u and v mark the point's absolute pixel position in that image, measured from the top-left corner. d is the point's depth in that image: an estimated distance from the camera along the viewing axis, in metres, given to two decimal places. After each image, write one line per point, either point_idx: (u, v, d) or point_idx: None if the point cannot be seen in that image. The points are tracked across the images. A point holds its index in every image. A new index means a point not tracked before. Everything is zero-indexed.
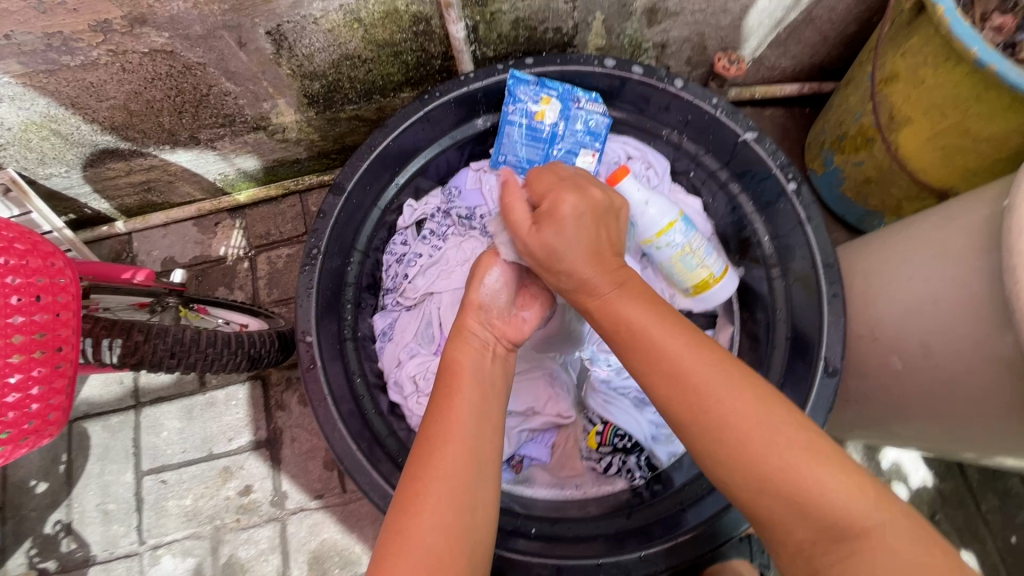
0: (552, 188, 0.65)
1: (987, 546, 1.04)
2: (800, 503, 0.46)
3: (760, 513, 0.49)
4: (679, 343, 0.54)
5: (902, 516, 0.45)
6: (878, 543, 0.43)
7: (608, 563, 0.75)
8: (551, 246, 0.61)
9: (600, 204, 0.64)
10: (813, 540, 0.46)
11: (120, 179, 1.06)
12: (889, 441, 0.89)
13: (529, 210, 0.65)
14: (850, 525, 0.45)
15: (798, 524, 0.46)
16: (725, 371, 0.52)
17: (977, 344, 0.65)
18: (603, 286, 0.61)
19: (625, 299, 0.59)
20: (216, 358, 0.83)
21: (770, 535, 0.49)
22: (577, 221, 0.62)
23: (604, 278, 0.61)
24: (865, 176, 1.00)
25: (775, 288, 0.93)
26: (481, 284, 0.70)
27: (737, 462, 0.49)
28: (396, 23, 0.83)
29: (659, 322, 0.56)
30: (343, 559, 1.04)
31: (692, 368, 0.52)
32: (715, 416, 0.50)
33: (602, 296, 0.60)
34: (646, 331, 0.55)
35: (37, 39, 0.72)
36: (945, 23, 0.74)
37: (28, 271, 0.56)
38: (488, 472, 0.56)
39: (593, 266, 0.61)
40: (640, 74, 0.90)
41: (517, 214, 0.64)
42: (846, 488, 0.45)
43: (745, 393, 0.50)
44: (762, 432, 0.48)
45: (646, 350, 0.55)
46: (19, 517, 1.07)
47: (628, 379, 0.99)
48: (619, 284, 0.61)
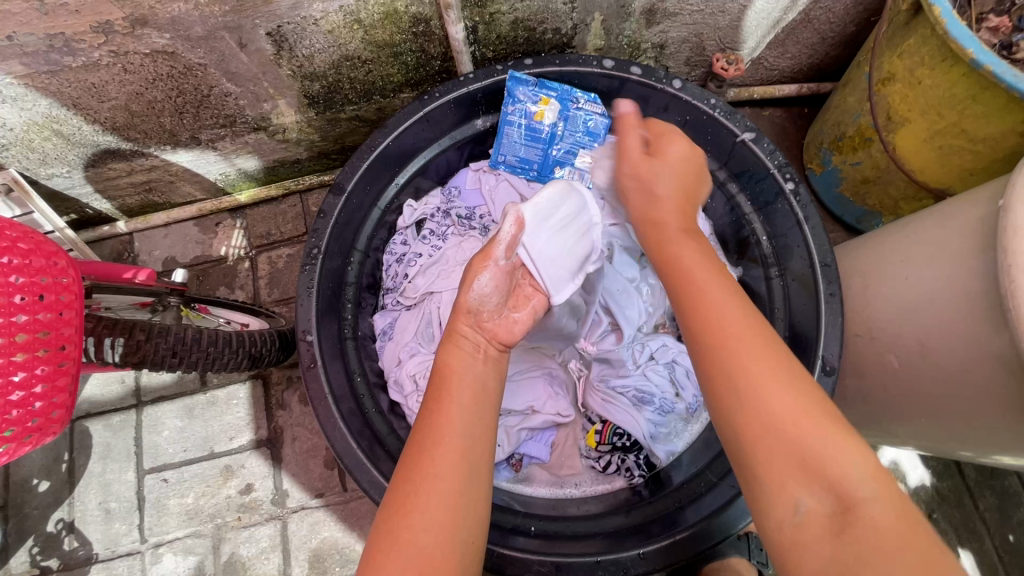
0: (662, 133, 0.72)
1: (985, 544, 1.04)
2: (807, 464, 0.46)
3: (756, 467, 0.47)
4: (719, 285, 0.55)
5: (894, 492, 0.45)
6: (872, 517, 0.43)
7: (606, 561, 0.76)
8: (648, 177, 0.68)
9: (698, 162, 0.70)
10: (809, 501, 0.45)
11: (121, 180, 1.07)
12: (886, 439, 0.89)
13: (639, 144, 0.72)
14: (848, 492, 0.44)
15: (798, 485, 0.46)
16: (754, 322, 0.52)
17: (971, 347, 0.65)
18: (670, 225, 0.63)
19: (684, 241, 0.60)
20: (217, 358, 0.84)
21: (758, 495, 0.48)
22: (678, 164, 0.68)
23: (676, 219, 0.63)
24: (862, 176, 1.01)
25: (773, 288, 0.94)
26: (471, 288, 0.69)
27: (747, 420, 0.48)
28: (396, 24, 0.84)
29: (703, 263, 0.57)
30: (344, 557, 1.05)
31: (728, 309, 0.53)
32: (740, 360, 0.50)
33: (670, 234, 0.62)
34: (686, 272, 0.57)
35: (40, 40, 0.73)
36: (941, 24, 0.74)
37: (32, 271, 0.57)
38: (482, 473, 0.56)
39: (676, 207, 0.65)
40: (639, 74, 0.91)
41: (630, 143, 0.72)
42: (852, 459, 0.45)
43: (771, 344, 0.51)
44: (783, 386, 0.48)
45: (689, 285, 0.56)
46: (21, 516, 1.07)
47: (627, 378, 0.97)
48: (688, 228, 0.63)
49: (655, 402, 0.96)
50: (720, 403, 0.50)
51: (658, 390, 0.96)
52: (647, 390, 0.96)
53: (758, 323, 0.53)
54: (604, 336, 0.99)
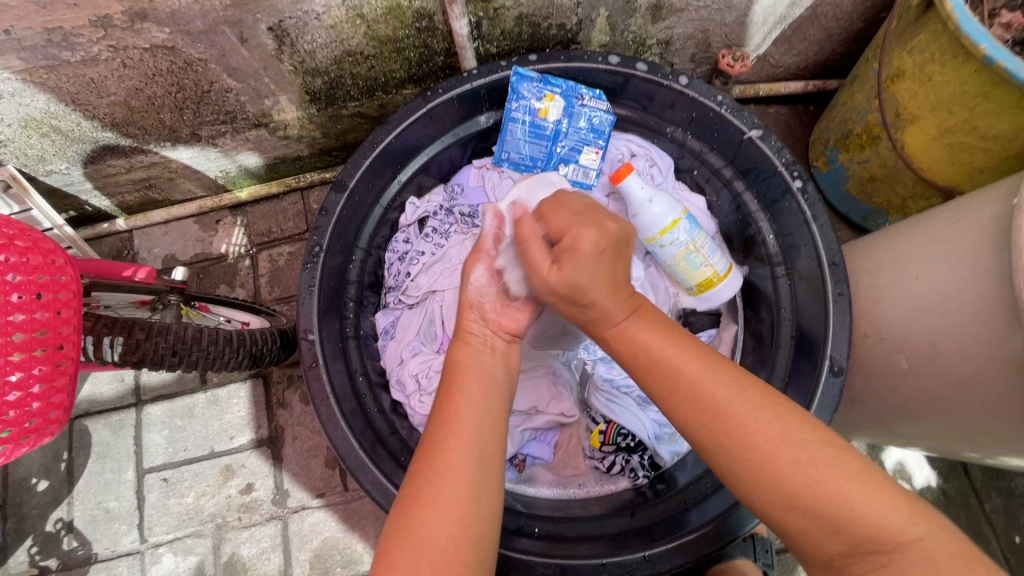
0: (569, 225, 0.62)
1: (991, 546, 1.03)
2: (830, 521, 0.47)
3: (784, 523, 0.49)
4: (700, 370, 0.54)
5: (936, 524, 0.46)
6: (915, 558, 0.44)
7: (611, 563, 0.75)
8: (573, 287, 0.59)
9: (617, 237, 0.62)
10: (841, 553, 0.47)
11: (120, 176, 1.06)
12: (894, 441, 0.88)
13: (546, 253, 0.61)
14: (884, 541, 0.45)
15: (827, 538, 0.47)
16: (742, 393, 0.52)
17: (985, 342, 0.65)
18: (617, 314, 0.60)
19: (642, 328, 0.59)
20: (218, 357, 0.82)
21: (793, 539, 0.50)
22: (598, 258, 0.59)
23: (619, 307, 0.60)
24: (870, 174, 1.00)
25: (780, 287, 0.92)
26: (467, 285, 0.69)
27: (770, 488, 0.49)
28: (398, 19, 0.83)
29: (676, 346, 0.56)
30: (346, 557, 1.04)
31: (714, 396, 0.52)
32: (742, 440, 0.50)
33: (618, 324, 0.60)
34: (659, 363, 0.56)
35: (37, 34, 0.72)
36: (953, 20, 0.73)
37: (29, 269, 0.56)
38: (494, 466, 0.56)
39: (609, 296, 0.60)
40: (645, 71, 0.89)
41: (535, 258, 0.61)
42: (884, 508, 0.46)
43: (768, 408, 0.51)
44: (794, 458, 0.48)
45: (669, 376, 0.55)
46: (20, 515, 1.06)
47: (633, 378, 0.98)
48: (632, 313, 0.60)
49: None
50: (739, 484, 0.51)
51: None
52: None
53: (748, 395, 0.52)
54: None
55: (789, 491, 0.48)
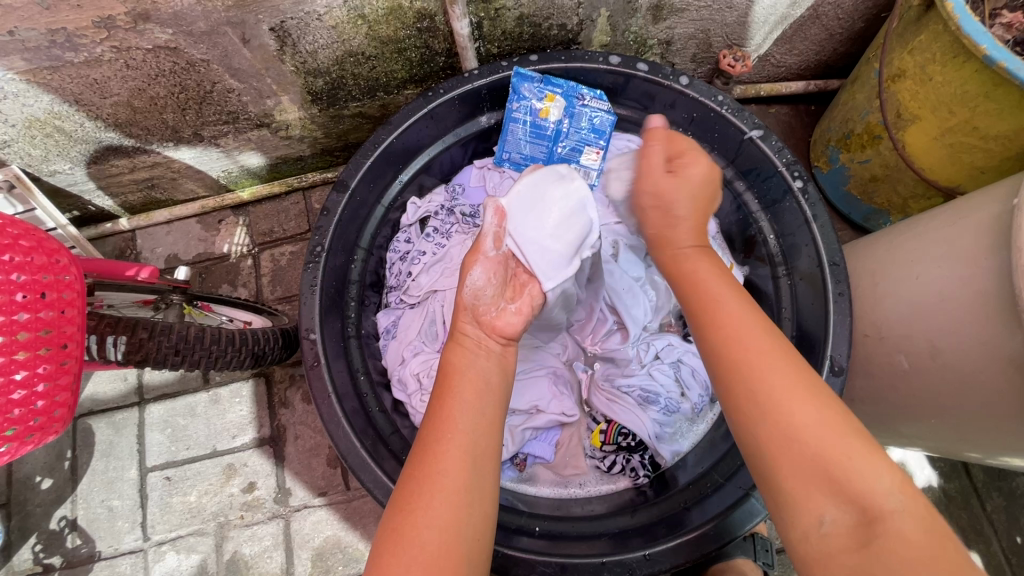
0: (685, 151, 0.73)
1: (992, 545, 1.03)
2: (829, 475, 0.46)
3: (779, 482, 0.48)
4: (742, 310, 0.57)
5: (920, 504, 0.45)
6: (897, 529, 0.43)
7: (612, 562, 0.75)
8: (664, 197, 0.71)
9: (717, 178, 0.73)
10: (834, 517, 0.46)
11: (124, 176, 1.06)
12: (894, 440, 0.89)
13: (661, 163, 0.73)
14: (872, 507, 0.45)
15: (822, 498, 0.46)
16: (772, 342, 0.54)
17: (984, 344, 0.65)
18: (682, 242, 0.68)
19: (705, 262, 0.65)
20: (220, 356, 0.83)
21: (781, 504, 0.48)
22: (701, 184, 0.71)
23: (689, 235, 0.68)
24: (871, 174, 1.00)
25: (780, 287, 0.93)
26: (463, 286, 0.70)
27: (773, 434, 0.49)
28: (400, 19, 0.83)
29: (724, 284, 0.61)
30: (347, 556, 1.04)
31: (746, 335, 0.54)
32: (760, 381, 0.51)
33: (687, 249, 0.67)
34: (709, 295, 0.60)
35: (41, 35, 0.72)
36: (953, 20, 0.74)
37: (34, 269, 0.56)
38: (487, 469, 0.56)
39: (692, 222, 0.69)
40: (645, 71, 0.89)
41: (652, 160, 0.73)
42: (876, 473, 0.46)
43: (790, 361, 0.53)
44: (806, 410, 0.49)
45: (713, 306, 0.58)
46: (24, 513, 1.07)
47: (632, 378, 0.96)
48: (700, 245, 0.68)
49: (660, 402, 0.94)
50: (742, 424, 0.51)
51: (664, 389, 0.95)
52: (652, 389, 0.95)
53: (777, 342, 0.54)
54: (610, 335, 1.01)
55: (791, 442, 0.48)
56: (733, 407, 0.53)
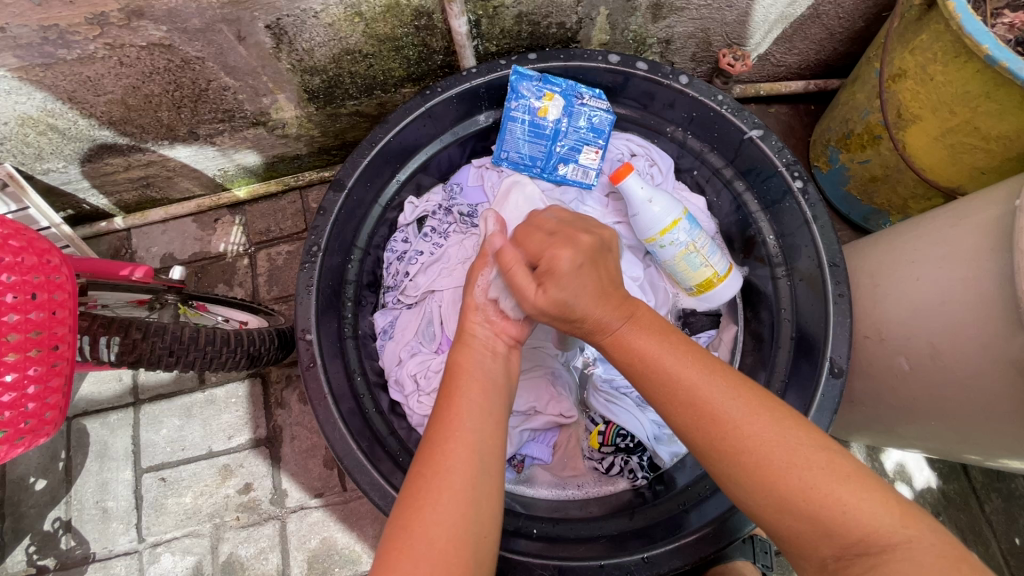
0: (543, 247, 0.64)
1: (991, 548, 1.03)
2: (823, 522, 0.46)
3: (783, 529, 0.48)
4: (695, 376, 0.54)
5: (927, 530, 0.45)
6: (901, 561, 0.43)
7: (609, 565, 0.75)
8: (562, 303, 0.60)
9: (592, 249, 0.64)
10: (837, 557, 0.46)
11: (119, 175, 1.05)
12: (894, 443, 0.88)
13: (528, 273, 0.64)
14: (874, 542, 0.45)
15: (822, 541, 0.46)
16: (742, 401, 0.52)
17: (986, 344, 0.64)
18: (612, 322, 0.60)
19: (640, 334, 0.59)
20: (215, 357, 0.82)
21: (790, 547, 0.49)
22: (577, 274, 0.61)
23: (613, 313, 0.61)
24: (871, 175, 0.99)
25: (780, 287, 0.92)
26: (476, 286, 0.71)
27: (764, 488, 0.48)
28: (397, 17, 0.82)
29: (666, 352, 0.57)
30: (344, 557, 1.04)
31: (711, 400, 0.53)
32: (740, 442, 0.50)
33: (616, 331, 0.60)
34: (655, 368, 0.56)
35: (33, 32, 0.71)
36: (955, 19, 0.73)
37: (24, 269, 0.56)
38: (494, 469, 0.56)
39: (599, 309, 0.60)
40: (644, 70, 0.89)
41: (518, 280, 0.63)
42: (873, 511, 0.45)
43: (765, 412, 0.51)
44: (789, 459, 0.48)
45: (668, 386, 0.54)
46: (18, 514, 1.06)
47: (631, 380, 0.99)
48: (628, 320, 0.61)
49: None
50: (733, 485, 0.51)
51: None
52: None
53: (747, 396, 0.52)
54: None
55: (780, 495, 0.48)
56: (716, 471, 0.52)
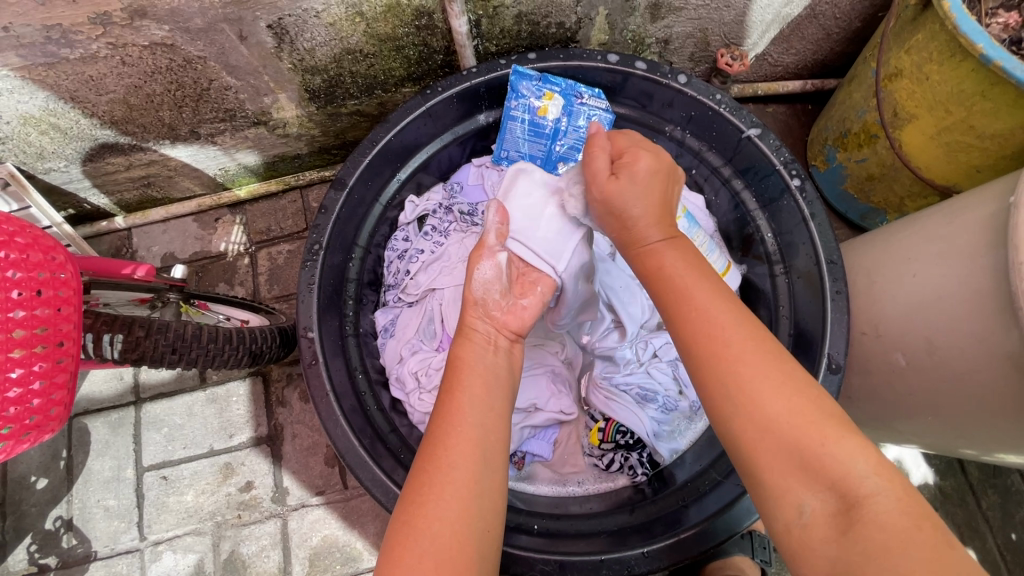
0: (629, 146, 0.65)
1: (987, 542, 1.04)
2: (804, 460, 0.46)
3: (758, 470, 0.48)
4: (710, 294, 0.54)
5: (900, 487, 0.45)
6: (874, 513, 0.43)
7: (610, 560, 0.76)
8: (616, 203, 0.62)
9: (670, 168, 0.65)
10: (812, 502, 0.46)
11: (119, 174, 1.06)
12: (891, 438, 0.89)
13: (607, 165, 0.64)
14: (850, 492, 0.44)
15: (801, 483, 0.46)
16: (747, 324, 0.53)
17: (982, 340, 0.65)
18: (649, 237, 0.61)
19: (670, 252, 0.59)
20: (217, 355, 0.82)
21: (764, 493, 0.48)
22: (649, 179, 0.62)
23: (654, 231, 0.61)
24: (868, 173, 1.00)
25: (778, 285, 0.93)
26: (472, 279, 0.73)
27: (747, 419, 0.49)
28: (398, 17, 0.83)
29: (691, 270, 0.56)
30: (345, 555, 1.04)
31: (721, 316, 0.53)
32: (734, 363, 0.50)
33: (648, 245, 0.60)
34: (676, 281, 0.56)
35: (37, 31, 0.72)
36: (950, 19, 0.74)
37: (30, 266, 0.56)
38: (496, 462, 0.56)
39: (647, 219, 0.61)
40: (644, 70, 0.89)
41: (596, 165, 0.64)
42: (852, 456, 0.46)
43: (767, 340, 0.52)
44: (777, 391, 0.49)
45: (681, 298, 0.55)
46: (20, 513, 1.06)
47: (631, 377, 0.97)
48: (668, 238, 0.61)
49: (657, 400, 0.96)
50: (717, 410, 0.51)
51: (661, 388, 0.97)
52: (650, 388, 0.96)
53: (755, 323, 0.53)
54: (607, 334, 0.97)
55: (766, 428, 0.48)
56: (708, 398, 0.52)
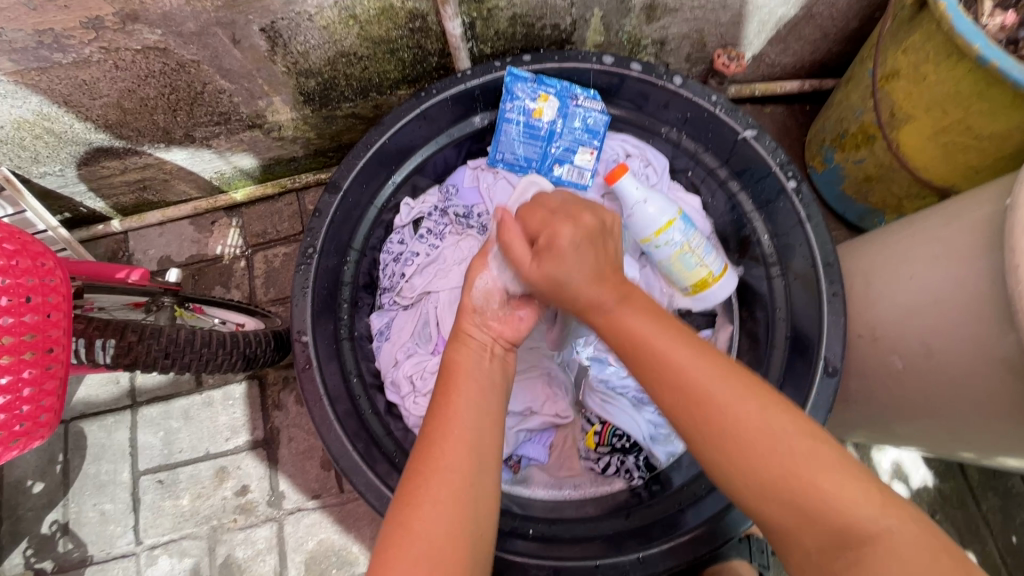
0: (548, 219, 0.64)
1: (987, 546, 1.03)
2: (804, 510, 0.46)
3: (764, 516, 0.48)
4: (680, 354, 0.53)
5: (911, 520, 0.45)
6: (883, 552, 0.43)
7: (605, 565, 0.75)
8: (556, 278, 0.61)
9: (595, 229, 0.63)
10: (818, 548, 0.45)
11: (115, 178, 1.06)
12: (889, 441, 0.88)
13: (527, 246, 0.65)
14: (855, 534, 0.44)
15: (805, 532, 0.46)
16: (719, 374, 0.51)
17: (979, 342, 0.64)
18: (603, 302, 0.58)
19: (628, 313, 0.57)
20: (211, 359, 0.82)
21: (773, 535, 0.49)
22: (578, 249, 0.61)
23: (604, 293, 0.59)
24: (866, 174, 1.00)
25: (774, 287, 0.92)
26: (473, 288, 0.71)
27: (743, 474, 0.48)
28: (392, 20, 0.83)
29: (656, 332, 0.55)
30: (341, 559, 1.04)
31: (693, 377, 0.51)
32: (716, 421, 0.50)
33: (606, 313, 0.58)
34: (639, 348, 0.54)
35: (28, 36, 0.72)
36: (946, 19, 0.73)
37: (18, 272, 0.56)
38: (490, 467, 0.56)
39: (594, 287, 0.59)
40: (639, 71, 0.89)
41: (519, 251, 0.65)
42: (855, 497, 0.45)
43: (746, 393, 0.50)
44: (767, 440, 0.48)
45: (647, 368, 0.54)
46: (16, 517, 1.06)
47: (627, 379, 0.98)
48: (621, 298, 0.58)
49: (655, 403, 0.97)
50: (710, 462, 0.50)
51: None
52: None
53: (729, 372, 0.52)
54: None
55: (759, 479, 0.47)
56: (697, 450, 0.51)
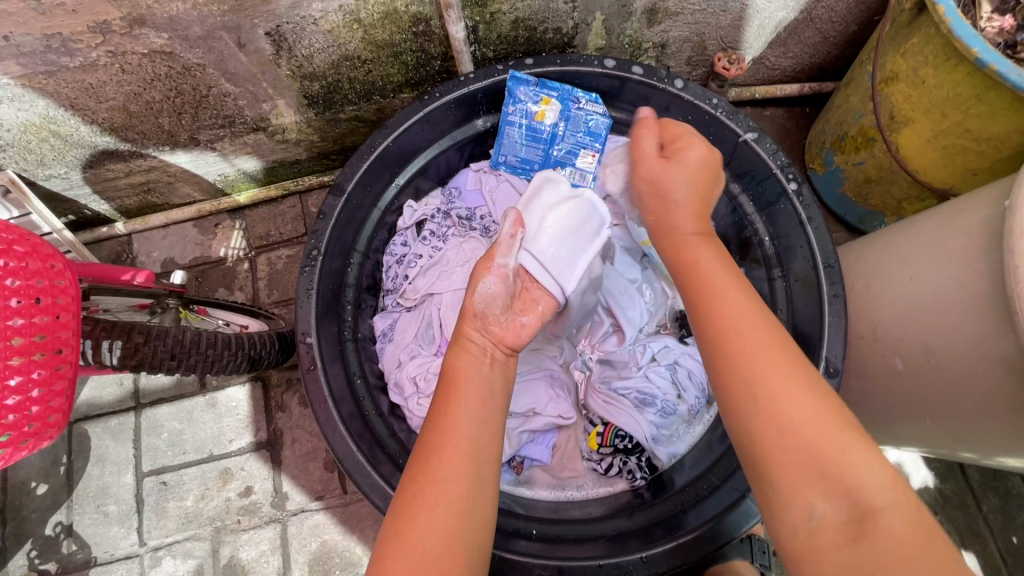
0: (680, 135, 0.72)
1: (988, 546, 1.04)
2: (822, 470, 0.47)
3: (771, 474, 0.49)
4: (741, 298, 0.56)
5: (912, 502, 0.47)
6: (888, 525, 0.45)
7: (608, 565, 0.76)
8: (663, 184, 0.68)
9: (716, 168, 0.71)
10: (824, 510, 0.47)
11: (119, 181, 1.06)
12: (890, 442, 0.89)
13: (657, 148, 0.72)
14: (864, 501, 0.46)
15: (815, 491, 0.47)
16: (768, 329, 0.54)
17: (978, 346, 0.65)
18: (686, 229, 0.66)
19: (704, 246, 0.63)
20: (216, 360, 0.83)
21: (773, 499, 0.49)
22: (695, 168, 0.69)
23: (691, 222, 0.66)
24: (865, 176, 1.00)
25: (776, 289, 0.93)
26: (475, 292, 0.71)
27: (769, 424, 0.49)
28: (395, 24, 0.83)
29: (724, 267, 0.60)
30: (344, 560, 1.04)
31: (745, 318, 0.55)
32: (756, 366, 0.51)
33: (684, 237, 0.65)
34: (708, 276, 0.59)
35: (36, 40, 0.72)
36: (945, 23, 0.74)
37: (28, 274, 0.56)
38: (489, 475, 0.57)
39: (688, 212, 0.67)
40: (640, 74, 0.90)
41: (646, 146, 0.71)
42: (870, 468, 0.47)
43: (787, 354, 0.53)
44: (800, 401, 0.50)
45: (709, 295, 0.57)
46: (20, 519, 1.06)
47: (629, 380, 0.96)
48: (703, 233, 0.66)
49: (656, 404, 0.94)
50: (733, 407, 0.52)
51: (661, 391, 0.94)
52: (649, 391, 0.95)
53: (775, 332, 0.54)
54: (606, 337, 1.00)
55: (782, 433, 0.49)
56: (723, 388, 0.53)
